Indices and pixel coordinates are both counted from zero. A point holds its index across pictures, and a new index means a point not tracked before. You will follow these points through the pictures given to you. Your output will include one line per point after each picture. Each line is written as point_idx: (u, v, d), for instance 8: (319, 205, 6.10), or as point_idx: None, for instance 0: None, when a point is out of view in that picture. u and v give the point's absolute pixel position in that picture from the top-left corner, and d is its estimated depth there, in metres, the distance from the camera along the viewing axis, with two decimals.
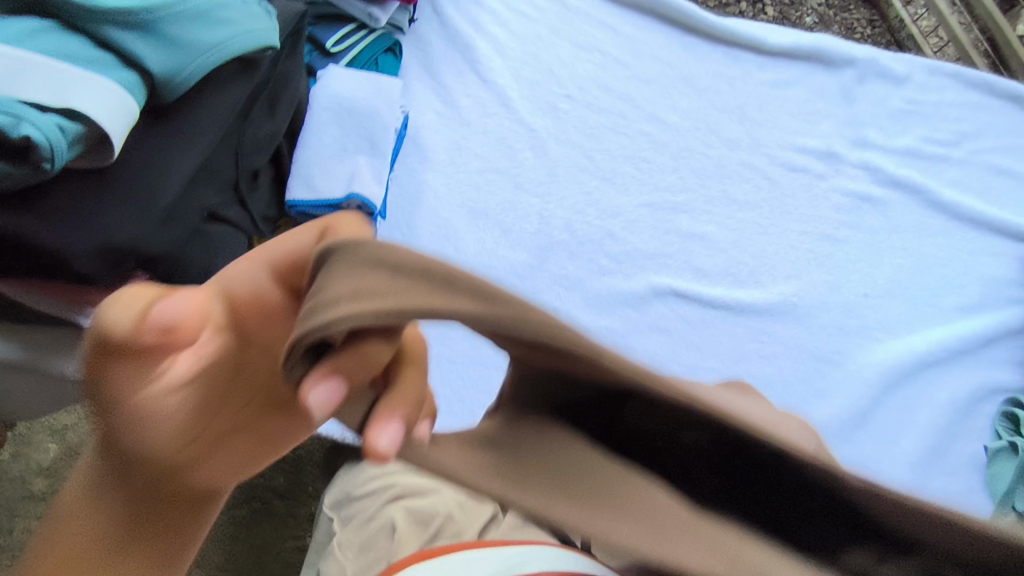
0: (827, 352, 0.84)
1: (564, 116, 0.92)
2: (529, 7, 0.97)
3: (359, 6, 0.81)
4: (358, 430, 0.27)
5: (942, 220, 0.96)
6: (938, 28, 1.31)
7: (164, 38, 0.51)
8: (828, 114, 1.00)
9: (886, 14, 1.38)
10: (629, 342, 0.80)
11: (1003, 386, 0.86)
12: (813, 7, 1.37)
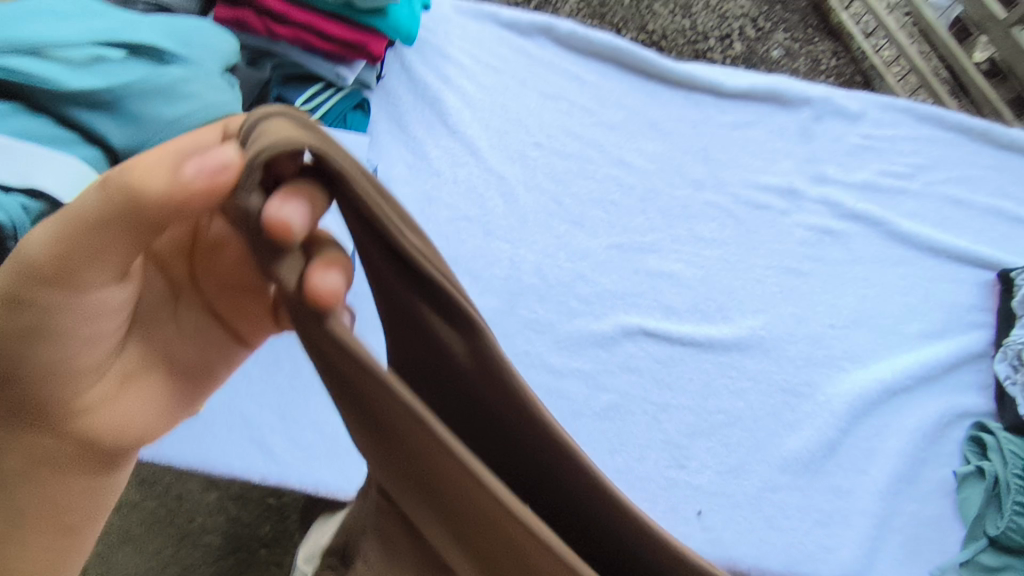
0: (797, 385, 0.86)
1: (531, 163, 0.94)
2: (495, 59, 1.00)
3: (328, 66, 0.84)
4: (295, 283, 0.30)
5: (903, 250, 0.98)
6: (899, 58, 1.39)
7: (126, 119, 0.60)
8: (787, 152, 1.03)
9: (850, 46, 1.48)
10: (601, 383, 0.82)
11: (970, 411, 0.88)
12: (779, 41, 1.48)
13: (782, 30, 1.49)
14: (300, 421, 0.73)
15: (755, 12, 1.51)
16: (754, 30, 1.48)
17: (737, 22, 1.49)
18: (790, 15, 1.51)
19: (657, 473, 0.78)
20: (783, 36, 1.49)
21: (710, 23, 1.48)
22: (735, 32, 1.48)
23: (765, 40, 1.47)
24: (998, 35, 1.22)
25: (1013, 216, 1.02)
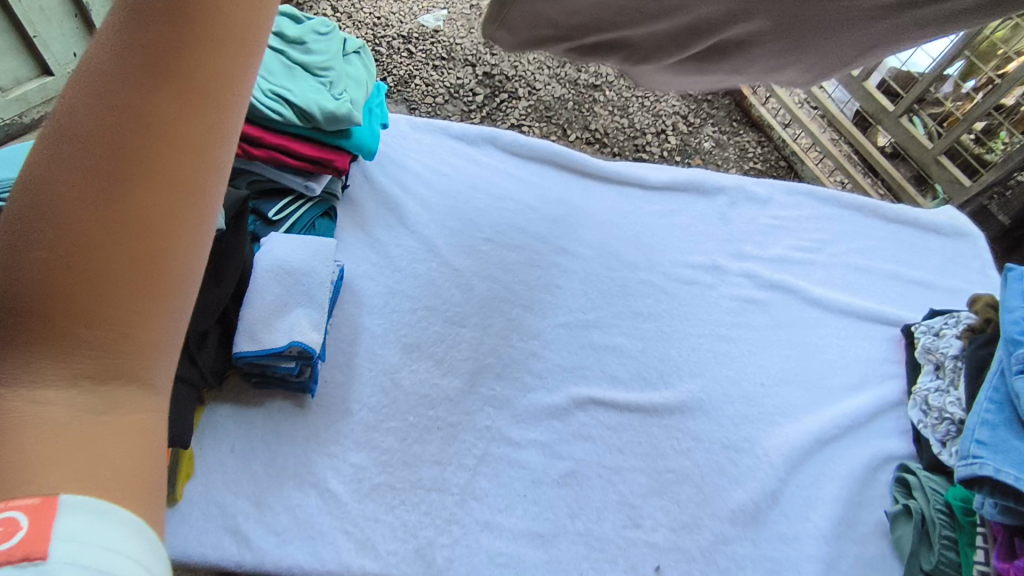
0: (737, 441, 0.93)
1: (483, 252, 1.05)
2: (447, 166, 1.13)
3: (297, 179, 0.95)
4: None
5: (818, 313, 1.10)
6: (814, 145, 1.64)
7: None
8: (709, 234, 1.16)
9: (771, 136, 1.71)
10: (557, 452, 0.88)
11: (894, 453, 0.96)
12: (708, 134, 1.71)
13: (710, 124, 1.72)
14: (273, 506, 0.78)
15: (686, 110, 1.73)
16: (685, 125, 1.71)
17: (670, 119, 1.70)
18: (717, 111, 1.75)
19: (615, 534, 0.83)
20: (711, 129, 1.72)
21: (645, 122, 1.69)
22: (668, 127, 1.69)
23: (696, 133, 1.69)
24: (890, 123, 1.48)
25: (908, 278, 1.17)
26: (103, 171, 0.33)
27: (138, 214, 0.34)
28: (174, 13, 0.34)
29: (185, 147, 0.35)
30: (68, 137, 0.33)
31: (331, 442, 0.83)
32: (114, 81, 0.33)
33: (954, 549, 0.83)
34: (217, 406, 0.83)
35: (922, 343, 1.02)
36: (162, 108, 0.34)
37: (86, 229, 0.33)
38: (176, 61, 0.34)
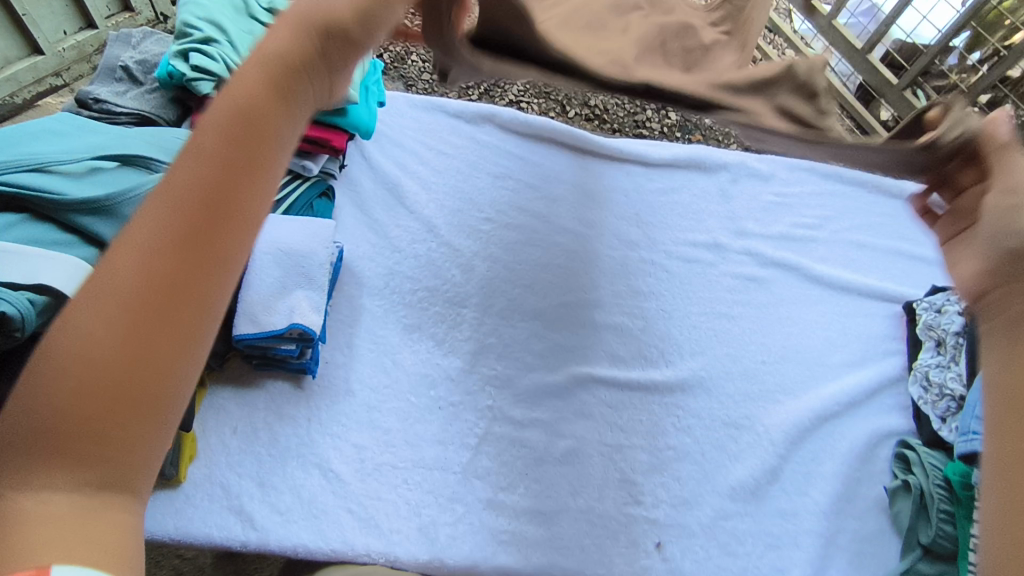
0: (738, 418, 0.93)
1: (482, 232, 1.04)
2: (446, 145, 1.12)
3: (294, 159, 0.94)
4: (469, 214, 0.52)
5: (820, 291, 1.10)
6: None
7: (120, 217, 0.63)
8: (711, 211, 1.16)
9: None
10: (559, 430, 0.88)
11: (894, 430, 0.96)
12: None
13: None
14: (277, 486, 0.78)
15: None
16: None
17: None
18: None
19: (617, 511, 0.83)
20: None
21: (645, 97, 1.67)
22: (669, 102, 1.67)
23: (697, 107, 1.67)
24: (894, 97, 1.40)
25: (910, 254, 1.16)
26: (136, 277, 0.35)
27: (142, 351, 0.35)
28: (208, 166, 0.37)
29: (212, 249, 0.37)
30: (114, 255, 0.35)
31: (333, 423, 0.83)
32: (149, 216, 0.36)
33: (953, 522, 0.83)
34: (219, 387, 0.83)
35: (923, 319, 1.02)
36: (199, 215, 0.37)
37: (84, 367, 0.34)
38: (219, 173, 0.38)
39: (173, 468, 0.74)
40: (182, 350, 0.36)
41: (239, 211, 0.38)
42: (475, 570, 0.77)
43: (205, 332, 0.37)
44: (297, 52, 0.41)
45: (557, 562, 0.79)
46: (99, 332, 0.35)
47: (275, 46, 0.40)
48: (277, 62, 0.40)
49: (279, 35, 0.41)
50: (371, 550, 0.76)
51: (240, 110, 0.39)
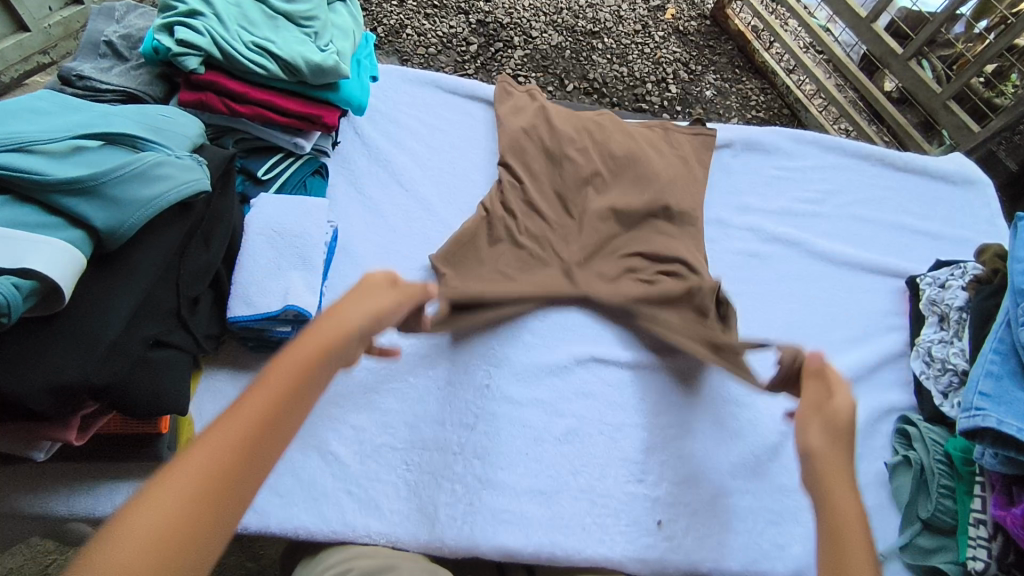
0: (738, 396, 0.93)
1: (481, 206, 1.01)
2: (441, 121, 1.09)
3: (285, 137, 0.92)
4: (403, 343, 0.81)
5: (821, 267, 1.08)
6: (818, 92, 1.60)
7: (106, 198, 0.59)
8: (712, 186, 1.14)
9: (775, 83, 1.67)
10: (559, 410, 0.87)
11: (895, 406, 0.96)
12: (710, 82, 1.65)
13: (712, 72, 1.67)
14: (276, 469, 0.78)
15: (687, 57, 1.68)
16: (686, 73, 1.65)
17: (670, 68, 1.65)
18: (718, 58, 1.70)
19: (617, 489, 0.83)
20: (713, 77, 1.67)
21: (645, 70, 1.63)
22: (669, 75, 1.64)
23: (697, 80, 1.64)
24: (899, 67, 1.40)
25: (913, 228, 1.15)
26: (192, 490, 0.46)
27: (179, 538, 0.44)
28: (279, 393, 0.53)
29: (256, 462, 0.49)
30: (188, 455, 0.47)
31: (331, 405, 0.83)
32: (219, 430, 0.49)
33: (953, 497, 0.83)
34: (215, 370, 0.82)
35: (927, 295, 1.01)
36: (247, 438, 0.50)
37: (135, 553, 0.43)
38: (277, 404, 0.53)
39: (170, 452, 0.74)
40: (205, 547, 0.45)
41: (279, 434, 0.52)
42: (476, 551, 0.76)
43: (225, 532, 0.47)
44: (356, 318, 0.62)
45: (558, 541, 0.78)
46: (157, 513, 0.44)
47: (336, 317, 0.61)
48: (334, 330, 0.60)
49: (354, 309, 0.63)
50: (371, 531, 0.76)
51: (306, 352, 0.56)
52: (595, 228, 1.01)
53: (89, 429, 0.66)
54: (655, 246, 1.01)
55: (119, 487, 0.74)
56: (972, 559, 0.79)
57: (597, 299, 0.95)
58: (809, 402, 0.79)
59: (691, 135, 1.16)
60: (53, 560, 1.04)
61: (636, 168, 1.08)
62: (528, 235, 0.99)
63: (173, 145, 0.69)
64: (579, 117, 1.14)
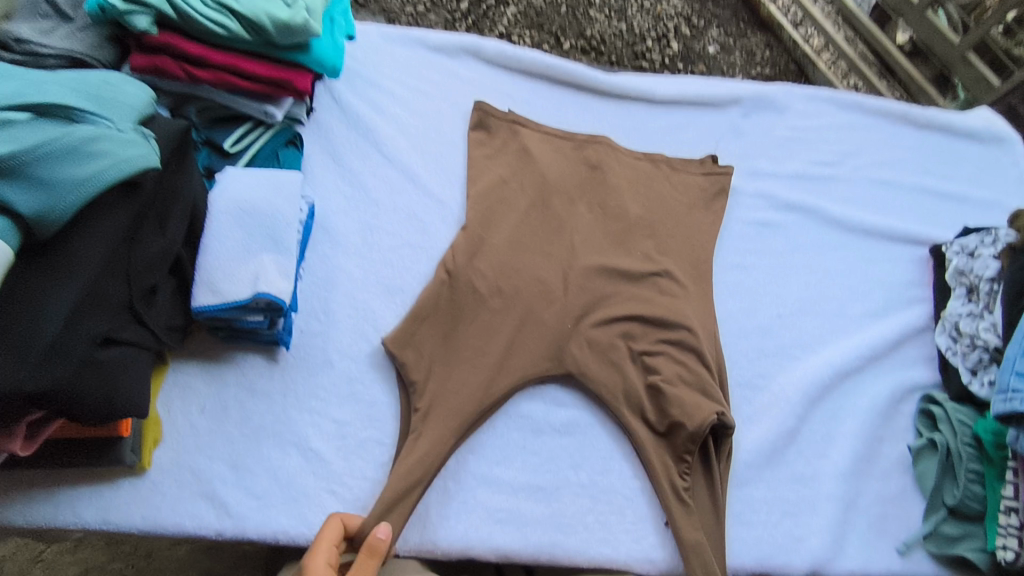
0: (751, 378, 0.87)
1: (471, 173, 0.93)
2: (424, 83, 0.99)
3: (255, 105, 0.83)
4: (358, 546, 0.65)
5: (839, 236, 1.00)
6: (828, 46, 1.48)
7: (31, 180, 0.51)
8: (721, 149, 1.04)
9: (781, 38, 1.55)
10: (559, 398, 0.81)
11: (918, 384, 0.90)
12: (713, 38, 1.54)
13: (716, 27, 1.55)
14: (253, 469, 0.72)
15: (687, 11, 1.55)
16: (688, 28, 1.53)
17: (670, 23, 1.53)
18: (722, 11, 1.57)
19: (623, 484, 0.78)
20: (716, 33, 1.55)
21: (644, 26, 1.52)
22: (670, 32, 1.53)
23: (700, 36, 1.53)
24: (914, 17, 1.32)
25: (937, 191, 1.07)
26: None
27: None
28: None
29: None
30: None
31: (312, 398, 0.76)
32: None
33: (981, 483, 0.78)
34: (183, 363, 0.76)
35: (953, 264, 0.94)
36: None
37: None
38: None
39: (134, 455, 0.68)
40: None
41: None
42: (471, 552, 0.72)
43: None
44: None
45: (558, 542, 0.73)
46: None
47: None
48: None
49: None
50: None
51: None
52: (581, 291, 0.85)
53: (37, 437, 0.60)
54: (657, 309, 0.84)
55: (82, 492, 0.69)
56: (1002, 549, 0.75)
57: (584, 374, 0.80)
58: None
59: (702, 175, 0.98)
60: (47, 546, 1.00)
61: (634, 213, 0.92)
62: (505, 298, 0.83)
63: (116, 118, 0.61)
64: (571, 149, 0.96)
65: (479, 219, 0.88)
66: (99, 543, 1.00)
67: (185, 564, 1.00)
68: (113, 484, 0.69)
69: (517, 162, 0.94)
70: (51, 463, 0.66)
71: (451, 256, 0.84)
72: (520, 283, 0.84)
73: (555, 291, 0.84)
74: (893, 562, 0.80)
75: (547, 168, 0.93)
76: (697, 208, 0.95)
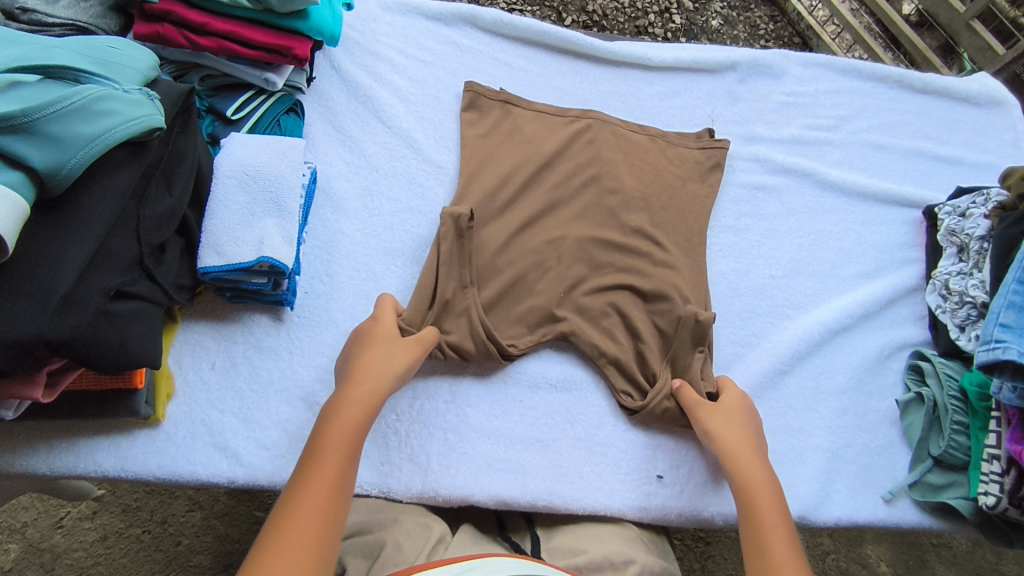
0: (745, 336, 0.89)
1: (465, 146, 0.93)
2: (423, 52, 1.01)
3: (255, 72, 0.84)
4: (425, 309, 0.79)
5: (833, 199, 1.01)
6: (832, 17, 1.49)
7: (44, 136, 0.54)
8: (717, 115, 1.05)
9: (787, 9, 1.56)
10: (556, 355, 0.84)
11: (908, 341, 0.92)
12: (717, 10, 1.54)
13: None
14: (262, 422, 0.75)
15: None
16: (691, 2, 1.53)
17: None
18: None
19: (618, 438, 0.81)
20: (720, 5, 1.55)
21: None
22: (672, 4, 1.53)
23: (703, 9, 1.53)
24: None
25: (933, 154, 1.08)
26: (294, 560, 0.54)
27: (327, 525, 0.57)
28: (339, 434, 0.64)
29: (343, 458, 0.63)
30: (306, 493, 0.59)
31: (315, 354, 0.79)
32: (308, 466, 0.61)
33: (966, 434, 0.80)
34: (192, 322, 0.79)
35: (946, 225, 0.95)
36: (339, 487, 0.60)
37: (292, 522, 0.56)
38: (350, 444, 0.64)
39: (149, 407, 0.71)
40: (310, 515, 0.57)
41: (358, 461, 0.64)
42: (472, 499, 0.75)
43: (337, 521, 0.58)
44: (388, 370, 0.71)
45: (556, 486, 0.77)
46: (316, 497, 0.58)
47: (375, 367, 0.71)
48: (368, 401, 0.68)
49: (387, 352, 0.73)
50: (362, 482, 0.75)
51: (340, 438, 0.64)
52: (577, 258, 0.87)
53: (57, 386, 0.63)
54: (650, 278, 0.87)
55: (101, 444, 0.72)
56: (984, 494, 0.76)
57: (578, 336, 0.83)
58: (695, 400, 0.78)
59: (699, 148, 0.99)
60: (67, 513, 1.04)
61: (627, 186, 0.93)
62: (502, 275, 0.84)
63: (121, 79, 0.63)
64: (564, 125, 0.97)
65: (475, 195, 0.89)
66: (116, 509, 1.04)
67: (199, 530, 1.04)
68: (130, 435, 0.73)
69: (512, 142, 0.95)
70: (70, 414, 0.70)
71: (446, 249, 0.81)
72: (518, 257, 0.86)
73: (549, 261, 0.87)
74: (879, 510, 0.82)
75: (543, 143, 0.95)
76: (693, 180, 0.96)
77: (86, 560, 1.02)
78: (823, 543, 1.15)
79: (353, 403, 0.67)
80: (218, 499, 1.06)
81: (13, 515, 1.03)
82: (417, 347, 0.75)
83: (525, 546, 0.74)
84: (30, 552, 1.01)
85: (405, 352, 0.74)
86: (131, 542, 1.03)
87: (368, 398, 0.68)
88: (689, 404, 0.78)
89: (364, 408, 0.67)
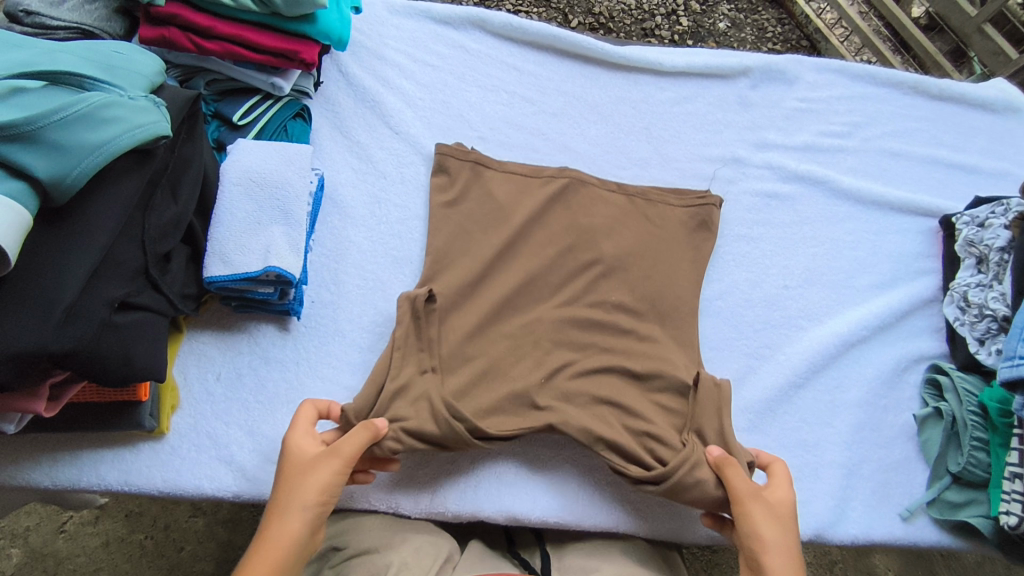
0: (758, 347, 0.88)
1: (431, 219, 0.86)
2: (431, 56, 0.99)
3: (262, 77, 0.83)
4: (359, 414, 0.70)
5: (848, 207, 1.00)
6: (841, 20, 1.47)
7: (48, 145, 0.52)
8: (729, 122, 1.03)
9: (795, 12, 1.53)
10: None
11: (925, 353, 0.90)
12: (724, 13, 1.52)
13: (726, 1, 1.53)
14: (268, 435, 0.74)
15: None
16: (698, 4, 1.52)
17: None
18: None
19: None
20: (727, 7, 1.53)
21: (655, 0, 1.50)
22: (679, 7, 1.51)
23: (710, 11, 1.51)
24: None
25: (948, 162, 1.06)
26: None
27: None
28: None
29: None
30: None
31: (322, 365, 0.78)
32: None
33: (986, 450, 0.78)
34: (198, 332, 0.77)
35: (964, 235, 0.93)
36: None
37: None
38: None
39: (153, 420, 0.70)
40: None
41: None
42: (480, 514, 0.73)
43: None
44: (303, 498, 0.62)
45: (568, 503, 0.75)
46: None
47: (287, 500, 0.62)
48: (280, 546, 0.59)
49: (301, 476, 0.63)
50: (370, 496, 0.73)
51: None
52: (588, 269, 0.85)
53: (60, 399, 0.61)
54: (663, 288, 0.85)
55: (105, 456, 0.71)
56: (1005, 514, 0.74)
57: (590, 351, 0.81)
58: (743, 482, 0.69)
59: (683, 206, 0.91)
60: (69, 518, 1.02)
61: (609, 253, 0.85)
62: (473, 362, 0.77)
63: (127, 85, 0.62)
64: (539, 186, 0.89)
65: (485, 202, 0.88)
66: (119, 514, 1.03)
67: (202, 536, 1.03)
68: (133, 448, 0.71)
69: (483, 209, 0.87)
70: (73, 427, 0.68)
71: (400, 333, 0.74)
72: (492, 344, 0.79)
73: (526, 344, 0.79)
74: (896, 528, 0.81)
75: (514, 210, 0.87)
76: (681, 240, 0.89)
77: (88, 566, 1.00)
78: (831, 554, 1.14)
79: (262, 553, 0.58)
80: (221, 505, 1.05)
81: (15, 520, 1.02)
82: (338, 458, 0.65)
83: (535, 563, 0.73)
84: (32, 558, 1.00)
85: (323, 470, 0.64)
86: (133, 548, 1.02)
87: (280, 541, 0.59)
88: (736, 485, 0.69)
89: (270, 557, 0.58)
